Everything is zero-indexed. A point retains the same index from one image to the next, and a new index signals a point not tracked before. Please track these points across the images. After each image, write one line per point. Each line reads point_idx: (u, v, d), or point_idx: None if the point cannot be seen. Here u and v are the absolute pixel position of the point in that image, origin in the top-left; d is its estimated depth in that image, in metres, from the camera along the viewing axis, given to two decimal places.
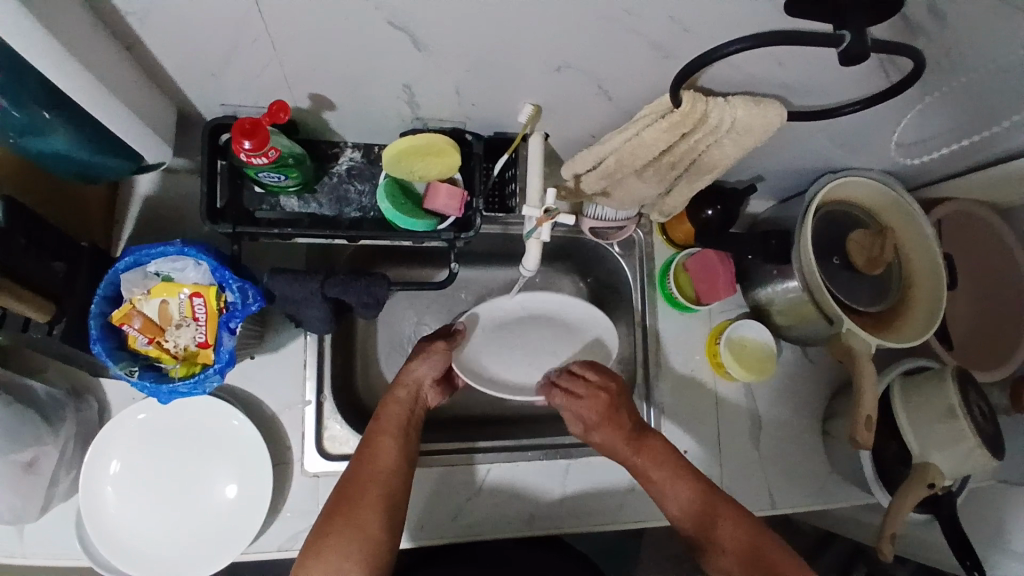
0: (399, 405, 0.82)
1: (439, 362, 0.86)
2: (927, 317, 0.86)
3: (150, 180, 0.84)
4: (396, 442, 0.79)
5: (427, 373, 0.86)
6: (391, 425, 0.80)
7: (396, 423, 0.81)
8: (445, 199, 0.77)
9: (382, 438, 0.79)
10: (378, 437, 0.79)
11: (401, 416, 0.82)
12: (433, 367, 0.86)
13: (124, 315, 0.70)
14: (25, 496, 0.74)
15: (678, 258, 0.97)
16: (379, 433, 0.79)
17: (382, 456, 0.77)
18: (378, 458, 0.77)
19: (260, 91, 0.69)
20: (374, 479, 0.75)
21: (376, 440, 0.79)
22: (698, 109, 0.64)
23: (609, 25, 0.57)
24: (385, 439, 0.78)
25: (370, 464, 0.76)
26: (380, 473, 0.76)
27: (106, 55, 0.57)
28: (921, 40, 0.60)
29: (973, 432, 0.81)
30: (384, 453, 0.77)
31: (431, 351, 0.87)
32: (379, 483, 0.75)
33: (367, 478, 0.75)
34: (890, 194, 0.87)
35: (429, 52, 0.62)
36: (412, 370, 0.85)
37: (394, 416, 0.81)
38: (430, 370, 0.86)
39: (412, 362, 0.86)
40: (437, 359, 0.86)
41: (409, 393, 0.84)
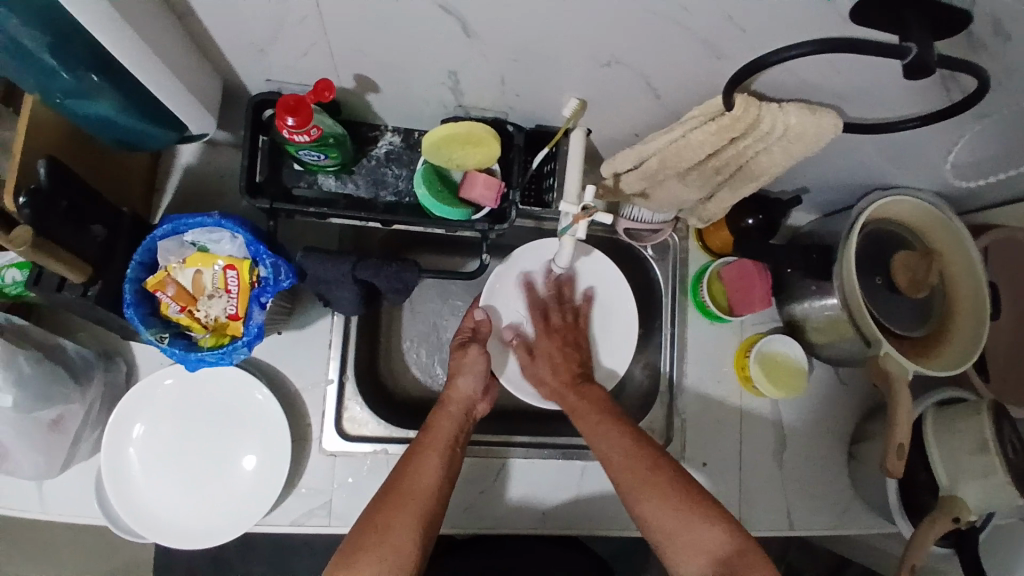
0: (448, 421, 0.82)
1: (481, 374, 0.86)
2: (968, 346, 0.83)
3: (192, 151, 0.84)
4: (441, 460, 0.78)
5: (475, 389, 0.85)
6: (437, 441, 0.80)
7: (443, 440, 0.80)
8: (482, 189, 0.76)
9: (426, 453, 0.78)
10: (422, 452, 0.78)
11: (450, 433, 0.82)
12: (478, 380, 0.86)
13: (159, 282, 0.72)
14: (50, 453, 0.76)
15: (714, 266, 0.95)
16: (424, 448, 0.79)
17: (424, 472, 0.77)
18: (420, 474, 0.76)
19: (304, 69, 0.69)
20: (415, 496, 0.75)
21: (419, 455, 0.78)
22: (750, 113, 0.62)
23: (663, 22, 0.56)
24: (430, 456, 0.78)
25: (411, 479, 0.76)
26: (422, 490, 0.75)
27: (157, 23, 0.57)
28: (986, 58, 0.57)
29: (1004, 468, 0.78)
30: (428, 469, 0.77)
31: (471, 361, 0.86)
32: (418, 501, 0.74)
33: (406, 494, 0.75)
34: (938, 215, 0.83)
35: (476, 39, 0.61)
36: (457, 386, 0.85)
37: (442, 432, 0.81)
38: (475, 384, 0.85)
39: (457, 378, 0.85)
40: (478, 370, 0.86)
41: (459, 410, 0.84)
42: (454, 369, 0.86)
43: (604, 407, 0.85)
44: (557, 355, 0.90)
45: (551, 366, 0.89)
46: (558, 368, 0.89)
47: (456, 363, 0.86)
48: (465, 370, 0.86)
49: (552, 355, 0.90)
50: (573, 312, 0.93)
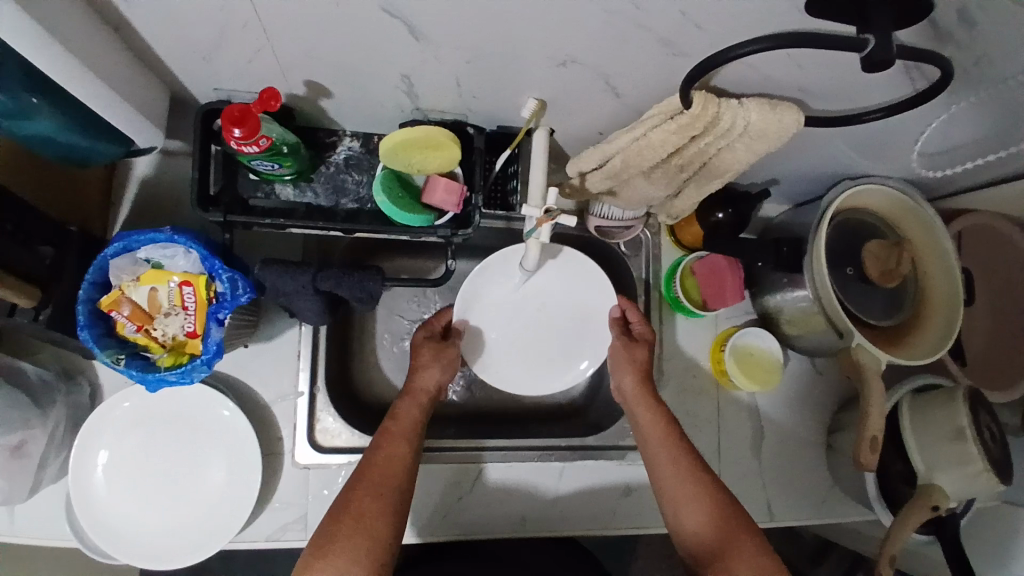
0: (414, 408, 0.79)
1: (453, 371, 0.84)
2: (942, 333, 0.82)
3: (147, 162, 0.82)
4: (410, 445, 0.75)
5: (441, 379, 0.83)
6: (404, 426, 0.77)
7: (411, 427, 0.77)
8: (443, 194, 0.75)
9: (394, 439, 0.75)
10: (387, 435, 0.76)
11: (416, 419, 0.78)
12: (443, 373, 0.83)
13: (113, 302, 0.69)
14: (12, 480, 0.74)
15: (686, 260, 0.94)
16: (394, 434, 0.76)
17: (391, 452, 0.74)
18: (389, 457, 0.73)
19: (252, 76, 0.67)
20: (390, 479, 0.71)
21: (387, 441, 0.75)
22: (709, 111, 0.60)
23: (616, 19, 0.54)
24: (401, 442, 0.75)
25: (383, 464, 0.73)
26: (393, 473, 0.72)
27: (92, 36, 0.55)
28: (948, 46, 0.56)
29: (982, 457, 0.77)
30: (397, 453, 0.74)
31: (448, 357, 0.85)
32: (393, 485, 0.71)
33: (378, 476, 0.71)
34: (908, 203, 0.82)
35: (425, 41, 0.59)
36: (426, 374, 0.82)
37: (409, 419, 0.78)
38: (444, 376, 0.84)
39: (424, 367, 0.83)
40: (451, 366, 0.85)
41: (425, 401, 0.81)
42: (426, 358, 0.84)
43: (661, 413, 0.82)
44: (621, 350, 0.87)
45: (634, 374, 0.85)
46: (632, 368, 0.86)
47: (427, 354, 0.84)
48: (433, 362, 0.83)
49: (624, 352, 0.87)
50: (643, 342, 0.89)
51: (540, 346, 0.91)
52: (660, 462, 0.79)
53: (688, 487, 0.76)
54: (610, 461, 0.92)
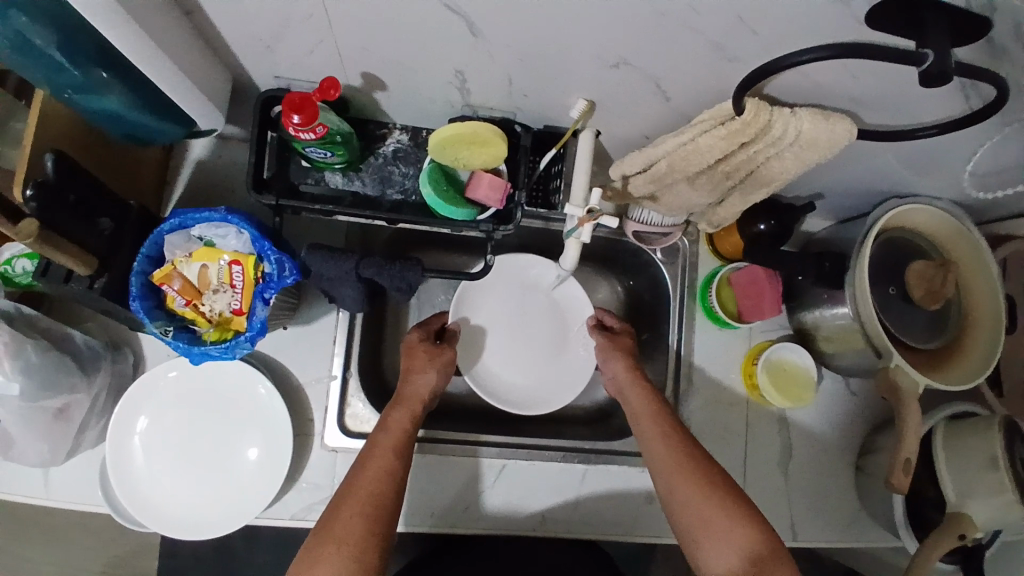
0: (404, 418, 0.79)
1: (446, 375, 0.86)
2: (984, 359, 0.80)
3: (203, 145, 0.85)
4: (399, 456, 0.75)
5: (433, 385, 0.84)
6: (393, 437, 0.77)
7: (400, 437, 0.77)
8: (486, 190, 0.76)
9: (382, 450, 0.75)
10: (377, 445, 0.76)
11: (404, 427, 0.78)
12: (437, 378, 0.84)
13: (165, 276, 0.72)
14: (54, 441, 0.77)
15: (722, 271, 0.94)
16: (381, 444, 0.76)
17: (379, 463, 0.74)
18: (375, 469, 0.73)
19: (311, 65, 0.69)
20: (375, 491, 0.71)
21: (374, 453, 0.75)
22: (760, 118, 0.60)
23: (672, 22, 0.55)
24: (388, 455, 0.75)
25: (369, 477, 0.73)
26: (379, 486, 0.72)
27: (166, 18, 0.57)
28: (1006, 66, 0.55)
29: (1013, 486, 0.76)
30: (385, 466, 0.74)
31: (444, 360, 0.86)
32: (379, 498, 0.71)
33: (364, 492, 0.71)
34: (956, 225, 0.81)
35: (481, 38, 0.60)
36: (418, 381, 0.83)
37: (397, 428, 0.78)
38: (438, 381, 0.85)
39: (416, 374, 0.84)
40: (446, 370, 0.86)
41: (416, 408, 0.81)
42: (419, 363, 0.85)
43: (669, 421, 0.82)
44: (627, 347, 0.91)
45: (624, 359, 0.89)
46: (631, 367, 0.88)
47: (422, 358, 0.85)
48: (428, 367, 0.85)
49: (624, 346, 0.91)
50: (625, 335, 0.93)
51: (530, 360, 0.96)
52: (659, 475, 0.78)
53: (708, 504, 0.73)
54: (632, 468, 0.93)
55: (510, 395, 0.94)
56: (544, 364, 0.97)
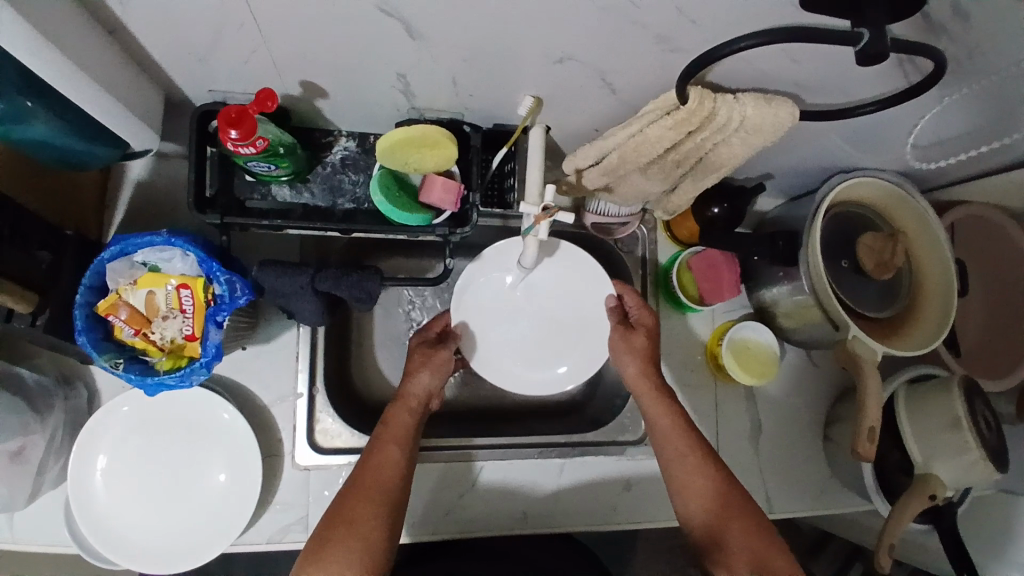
0: (407, 412, 0.77)
1: (444, 374, 0.80)
2: (936, 323, 0.83)
3: (141, 165, 0.82)
4: (403, 452, 0.74)
5: (435, 384, 0.80)
6: (397, 430, 0.75)
7: (404, 432, 0.75)
8: (440, 193, 0.75)
9: (386, 445, 0.74)
10: (381, 438, 0.74)
11: (408, 421, 0.76)
12: (434, 379, 0.80)
13: (110, 306, 0.69)
14: (13, 486, 0.74)
15: (682, 256, 0.94)
16: (386, 438, 0.74)
17: (385, 457, 0.73)
18: (381, 463, 0.72)
19: (247, 77, 0.66)
20: (383, 485, 0.71)
21: (379, 447, 0.73)
22: (705, 106, 0.61)
23: (613, 16, 0.54)
24: (393, 449, 0.73)
25: (374, 471, 0.71)
26: (385, 481, 0.71)
27: (87, 38, 0.55)
28: (940, 40, 0.56)
29: (977, 445, 0.78)
30: (390, 461, 0.72)
31: (439, 361, 0.81)
32: (385, 494, 0.70)
33: (370, 487, 0.70)
34: (901, 194, 0.83)
35: (422, 40, 0.59)
36: (418, 379, 0.79)
37: (402, 421, 0.76)
38: (435, 380, 0.80)
39: (416, 369, 0.80)
40: (444, 370, 0.81)
41: (418, 406, 0.78)
42: (417, 363, 0.80)
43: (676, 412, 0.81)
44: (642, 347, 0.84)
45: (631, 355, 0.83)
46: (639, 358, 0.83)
47: (418, 358, 0.81)
48: (422, 367, 0.80)
49: (636, 345, 0.84)
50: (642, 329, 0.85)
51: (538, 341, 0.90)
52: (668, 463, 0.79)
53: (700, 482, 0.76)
54: (610, 457, 0.93)
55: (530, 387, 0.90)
56: (565, 347, 0.90)
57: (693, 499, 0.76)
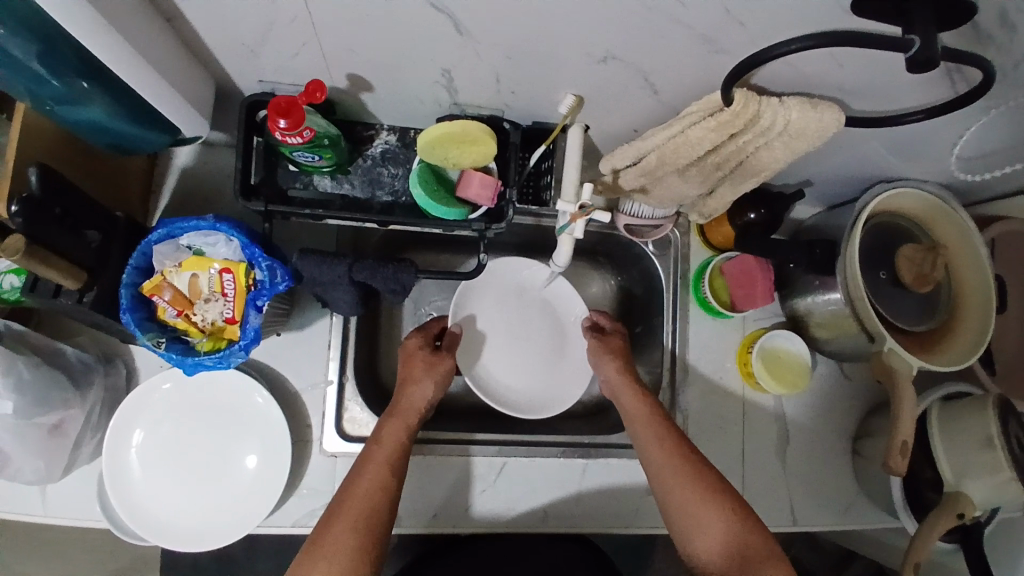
0: (398, 433, 0.78)
1: (442, 385, 0.85)
2: (974, 339, 0.82)
3: (188, 153, 0.84)
4: (391, 473, 0.74)
5: (430, 395, 0.83)
6: (386, 452, 0.76)
7: (393, 453, 0.76)
8: (477, 189, 0.75)
9: (374, 467, 0.74)
10: (369, 460, 0.75)
11: (398, 441, 0.77)
12: (433, 388, 0.84)
13: (155, 286, 0.71)
14: (50, 458, 0.76)
15: (715, 261, 0.94)
16: (374, 460, 0.75)
17: (372, 477, 0.73)
18: (367, 485, 0.72)
19: (295, 68, 0.68)
20: (367, 507, 0.71)
21: (366, 470, 0.74)
22: (749, 109, 0.60)
23: (659, 16, 0.55)
24: (381, 470, 0.74)
25: (360, 494, 0.71)
26: (371, 501, 0.71)
27: (145, 25, 0.56)
28: (992, 49, 0.56)
29: (1010, 465, 0.76)
30: (376, 484, 0.73)
31: (441, 369, 0.85)
32: (368, 518, 0.70)
33: (354, 511, 0.70)
34: (943, 207, 0.82)
35: (468, 36, 0.60)
36: (414, 394, 0.82)
37: (390, 443, 0.77)
38: (433, 393, 0.84)
39: (413, 384, 0.83)
40: (444, 378, 0.85)
41: (413, 420, 0.80)
42: (415, 374, 0.84)
43: (665, 428, 0.81)
44: (619, 349, 0.91)
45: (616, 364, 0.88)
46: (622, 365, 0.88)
47: (419, 367, 0.85)
48: (425, 377, 0.84)
49: (614, 348, 0.91)
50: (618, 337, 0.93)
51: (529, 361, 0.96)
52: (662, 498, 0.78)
53: (691, 498, 0.75)
54: (634, 460, 0.93)
55: (523, 406, 0.93)
56: (551, 371, 0.96)
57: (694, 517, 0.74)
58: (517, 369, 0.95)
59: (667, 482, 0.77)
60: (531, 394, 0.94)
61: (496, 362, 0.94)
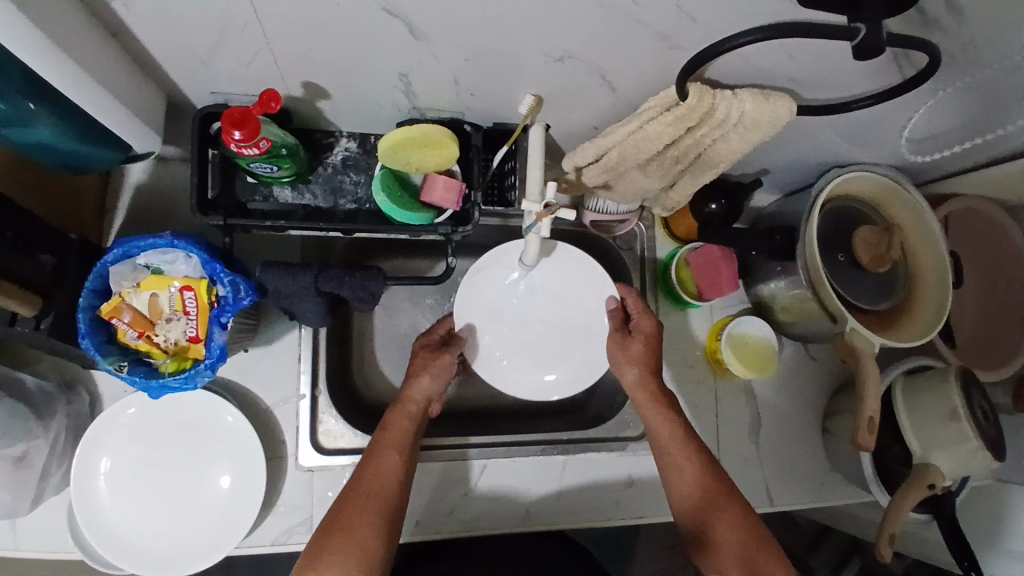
0: (405, 419, 0.78)
1: (444, 379, 0.81)
2: (931, 316, 0.84)
3: (141, 169, 0.81)
4: (401, 459, 0.75)
5: (434, 389, 0.80)
6: (396, 438, 0.76)
7: (402, 438, 0.76)
8: (442, 192, 0.75)
9: (385, 452, 0.74)
10: (380, 445, 0.75)
11: (406, 428, 0.77)
12: (434, 383, 0.80)
13: (113, 308, 0.69)
14: (17, 491, 0.73)
15: (681, 252, 0.95)
16: (386, 444, 0.75)
17: (383, 463, 0.74)
18: (379, 471, 0.73)
19: (249, 78, 0.67)
20: (380, 493, 0.72)
21: (377, 454, 0.74)
22: (704, 103, 0.61)
23: (613, 14, 0.55)
24: (391, 455, 0.74)
25: (374, 478, 0.72)
26: (383, 488, 0.72)
27: (91, 41, 0.55)
28: (935, 34, 0.57)
29: (976, 435, 0.79)
30: (388, 469, 0.73)
31: (439, 366, 0.81)
32: (383, 500, 0.71)
33: (368, 495, 0.71)
34: (896, 188, 0.84)
35: (425, 39, 0.59)
36: (418, 385, 0.80)
37: (400, 428, 0.77)
38: (435, 385, 0.80)
39: (415, 376, 0.80)
40: (443, 375, 0.81)
41: (416, 410, 0.79)
42: (418, 367, 0.81)
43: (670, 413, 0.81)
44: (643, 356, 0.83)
45: (634, 364, 0.83)
46: (638, 362, 0.83)
47: (419, 363, 0.82)
48: (422, 371, 0.81)
49: (637, 356, 0.83)
50: (641, 334, 0.84)
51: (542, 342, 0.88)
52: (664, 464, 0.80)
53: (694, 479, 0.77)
54: (612, 453, 0.93)
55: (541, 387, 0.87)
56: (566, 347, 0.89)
57: (682, 489, 0.78)
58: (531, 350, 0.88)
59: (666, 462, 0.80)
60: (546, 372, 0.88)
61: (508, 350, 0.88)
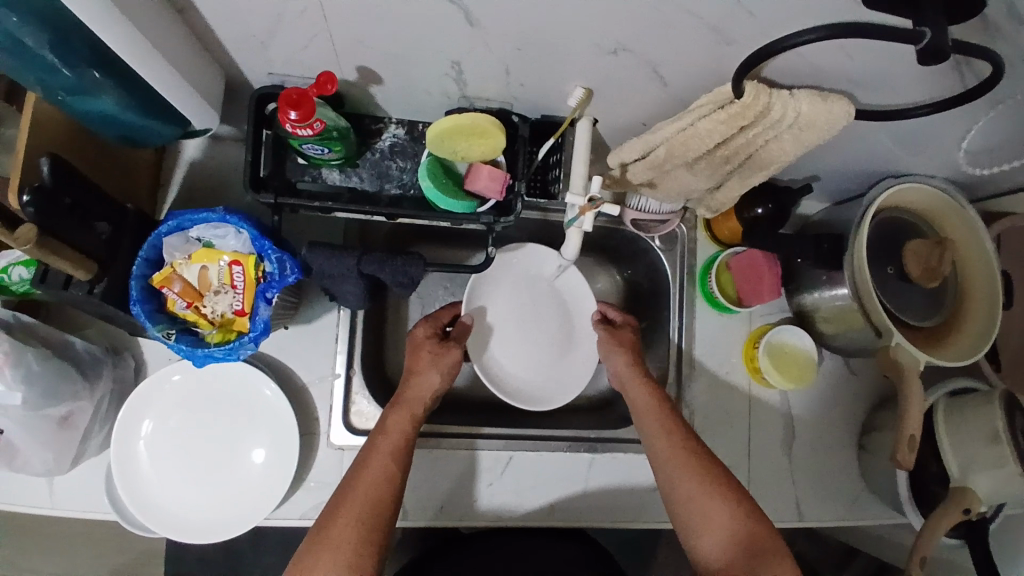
0: (405, 423, 0.78)
1: (451, 375, 0.84)
2: (980, 335, 0.82)
3: (196, 146, 0.84)
4: (396, 463, 0.74)
5: (436, 386, 0.82)
6: (392, 442, 0.75)
7: (399, 443, 0.76)
8: (486, 182, 0.76)
9: (378, 457, 0.74)
10: (374, 450, 0.75)
11: (403, 432, 0.77)
12: (440, 379, 0.83)
13: (164, 278, 0.71)
14: (59, 451, 0.76)
15: (722, 256, 0.94)
16: (381, 449, 0.75)
17: (377, 466, 0.73)
18: (370, 479, 0.72)
19: (305, 61, 0.68)
20: (369, 500, 0.70)
21: (371, 459, 0.74)
22: (760, 101, 0.61)
23: (670, 8, 0.55)
24: (386, 461, 0.74)
25: (365, 483, 0.72)
26: (374, 495, 0.71)
27: (157, 16, 0.56)
28: (1002, 42, 0.56)
29: (1016, 458, 0.76)
30: (381, 474, 0.72)
31: (447, 362, 0.84)
32: (373, 506, 0.70)
33: (357, 503, 0.70)
34: (949, 203, 0.82)
35: (478, 28, 0.60)
36: (422, 383, 0.81)
37: (398, 433, 0.76)
38: (442, 383, 0.83)
39: (422, 373, 0.82)
40: (450, 370, 0.84)
41: (419, 410, 0.80)
42: (425, 364, 0.83)
43: (670, 419, 0.81)
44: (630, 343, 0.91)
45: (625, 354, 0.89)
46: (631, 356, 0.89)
47: (427, 357, 0.84)
48: (431, 368, 0.83)
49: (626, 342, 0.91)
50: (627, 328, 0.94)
51: (538, 350, 0.94)
52: (662, 463, 0.79)
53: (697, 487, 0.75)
54: (637, 454, 0.93)
55: (532, 394, 0.92)
56: (558, 360, 0.95)
57: (717, 524, 0.72)
58: (525, 358, 0.94)
59: (672, 472, 0.77)
60: (537, 383, 0.93)
61: (505, 355, 0.93)
